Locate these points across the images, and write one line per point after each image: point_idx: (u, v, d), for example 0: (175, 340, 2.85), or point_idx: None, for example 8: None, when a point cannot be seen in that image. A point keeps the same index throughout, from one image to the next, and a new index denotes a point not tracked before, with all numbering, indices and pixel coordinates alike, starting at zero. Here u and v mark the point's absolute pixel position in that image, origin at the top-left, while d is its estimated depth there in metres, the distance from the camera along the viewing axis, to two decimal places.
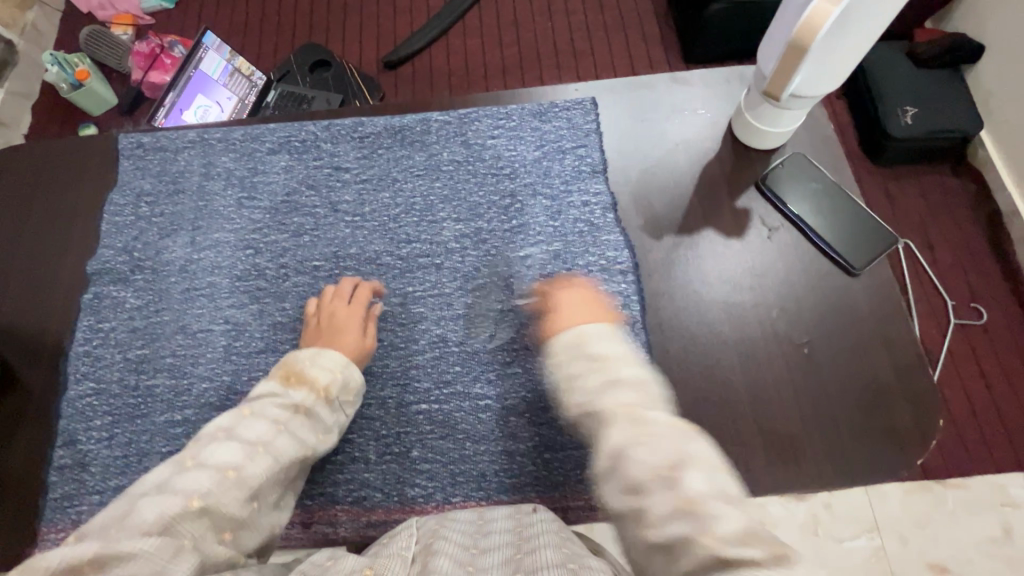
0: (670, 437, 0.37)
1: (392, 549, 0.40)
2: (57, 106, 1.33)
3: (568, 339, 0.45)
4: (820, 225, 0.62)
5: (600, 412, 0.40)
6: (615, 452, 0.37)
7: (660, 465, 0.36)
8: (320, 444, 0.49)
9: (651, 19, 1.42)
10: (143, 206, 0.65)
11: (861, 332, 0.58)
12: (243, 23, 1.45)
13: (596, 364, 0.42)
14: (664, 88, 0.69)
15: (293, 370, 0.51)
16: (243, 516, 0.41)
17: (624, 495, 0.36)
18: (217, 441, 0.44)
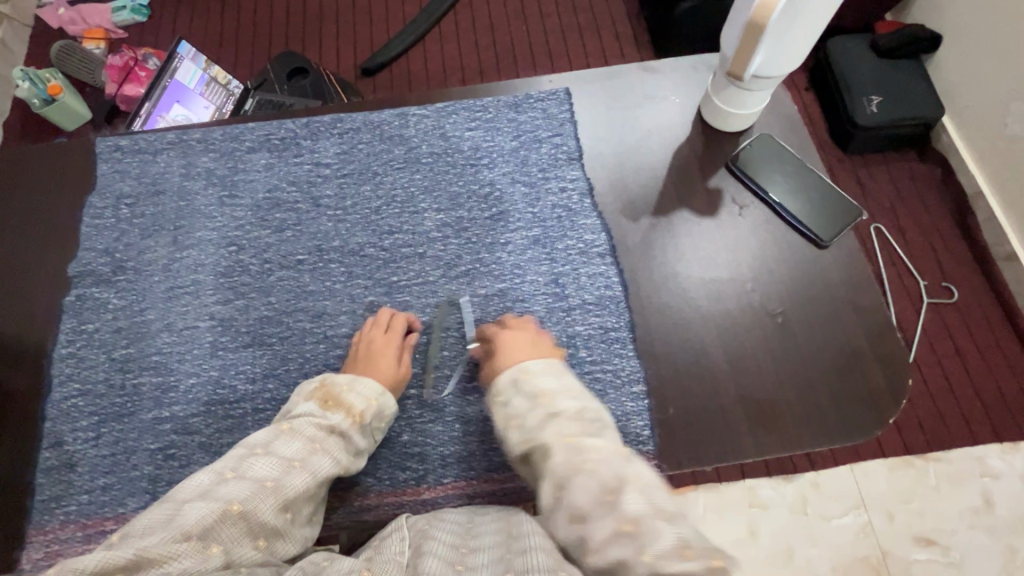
0: (609, 465, 0.41)
1: (385, 554, 0.41)
2: (30, 122, 1.32)
3: (505, 381, 0.48)
4: (791, 202, 0.64)
5: (531, 445, 0.45)
6: (556, 480, 0.42)
7: (602, 493, 0.40)
8: (351, 467, 0.49)
9: (623, 19, 1.46)
10: (124, 209, 0.66)
11: (832, 301, 0.60)
12: (218, 35, 1.46)
13: (535, 403, 0.46)
14: (635, 77, 0.72)
15: (331, 393, 0.50)
16: (277, 526, 0.41)
17: (567, 519, 0.40)
18: (257, 453, 0.44)
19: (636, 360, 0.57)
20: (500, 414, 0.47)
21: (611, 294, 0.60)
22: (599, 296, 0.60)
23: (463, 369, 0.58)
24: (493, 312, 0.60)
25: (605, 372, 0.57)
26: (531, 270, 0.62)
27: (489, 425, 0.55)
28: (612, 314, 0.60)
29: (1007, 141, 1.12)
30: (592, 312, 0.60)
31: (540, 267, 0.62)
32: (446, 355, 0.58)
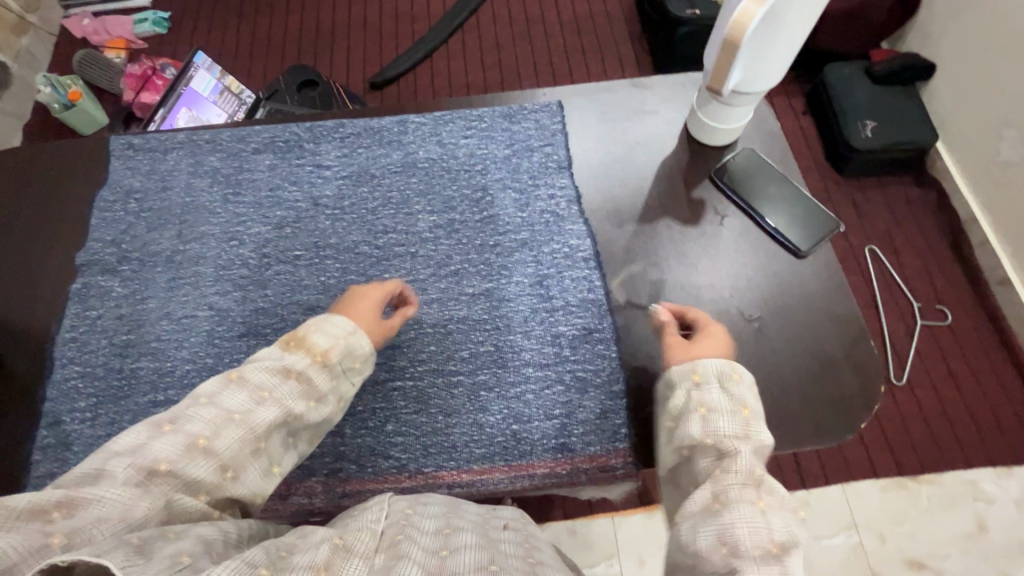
0: (779, 516, 0.41)
1: (361, 522, 0.42)
2: (49, 126, 1.37)
3: (710, 368, 0.49)
4: (775, 215, 0.67)
5: (706, 444, 0.46)
6: (720, 496, 0.43)
7: (771, 541, 0.40)
8: (314, 411, 0.47)
9: (625, 42, 1.51)
10: (132, 203, 0.69)
11: (809, 309, 0.62)
12: (234, 48, 1.52)
13: (732, 408, 0.47)
14: (625, 92, 0.75)
15: (294, 336, 0.48)
16: (215, 485, 0.41)
17: (716, 537, 0.40)
18: (199, 403, 0.43)
19: (617, 360, 0.59)
20: (689, 392, 0.49)
21: (594, 297, 0.62)
22: (582, 298, 0.62)
23: (448, 364, 0.60)
24: (480, 310, 0.62)
25: (586, 371, 0.59)
26: (518, 271, 0.64)
27: (470, 418, 0.57)
28: (596, 315, 0.61)
29: (1000, 167, 1.14)
30: (576, 313, 0.62)
31: (527, 268, 0.64)
32: (433, 350, 0.60)
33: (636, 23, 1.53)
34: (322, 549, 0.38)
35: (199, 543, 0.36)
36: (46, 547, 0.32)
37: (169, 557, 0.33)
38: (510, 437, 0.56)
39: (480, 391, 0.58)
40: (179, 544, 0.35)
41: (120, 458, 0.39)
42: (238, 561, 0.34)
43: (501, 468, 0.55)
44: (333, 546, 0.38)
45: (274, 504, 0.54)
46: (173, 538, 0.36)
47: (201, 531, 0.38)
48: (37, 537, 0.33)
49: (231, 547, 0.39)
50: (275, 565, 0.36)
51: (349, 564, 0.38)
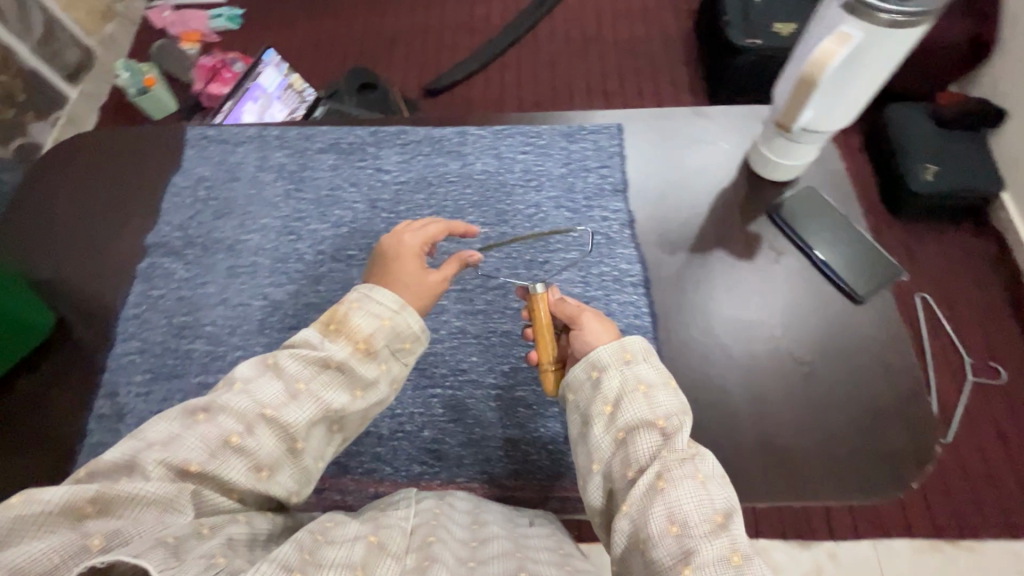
0: (718, 486, 0.43)
1: (391, 518, 0.43)
2: (123, 109, 1.45)
3: (639, 346, 0.50)
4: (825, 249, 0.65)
5: (645, 421, 0.46)
6: (664, 474, 0.43)
7: (715, 512, 0.41)
8: (358, 401, 0.45)
9: (681, 67, 1.50)
10: (201, 191, 0.72)
11: (861, 357, 0.60)
12: (299, 47, 1.58)
13: (663, 382, 0.49)
14: (686, 119, 0.74)
15: (335, 316, 0.47)
16: (248, 486, 0.40)
17: (665, 515, 0.41)
18: (233, 391, 0.42)
19: None
20: (623, 372, 0.49)
21: (640, 323, 0.62)
22: (627, 324, 0.62)
23: (489, 376, 0.60)
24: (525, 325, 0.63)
25: None
26: (564, 290, 0.64)
27: (506, 433, 0.57)
28: None
29: None
30: None
31: (573, 288, 0.64)
32: (474, 360, 0.61)
33: (694, 48, 1.52)
34: (359, 546, 0.38)
35: (227, 542, 0.38)
36: (86, 549, 0.33)
37: (203, 559, 0.35)
38: (545, 456, 0.56)
39: (518, 407, 0.59)
40: (210, 544, 0.37)
41: (150, 450, 0.38)
42: (272, 565, 0.34)
43: (532, 488, 0.55)
44: (368, 544, 0.39)
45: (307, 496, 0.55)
46: (206, 535, 0.37)
47: (231, 529, 0.39)
48: (75, 539, 0.34)
49: (259, 546, 0.40)
50: (315, 554, 0.37)
51: (383, 562, 0.38)
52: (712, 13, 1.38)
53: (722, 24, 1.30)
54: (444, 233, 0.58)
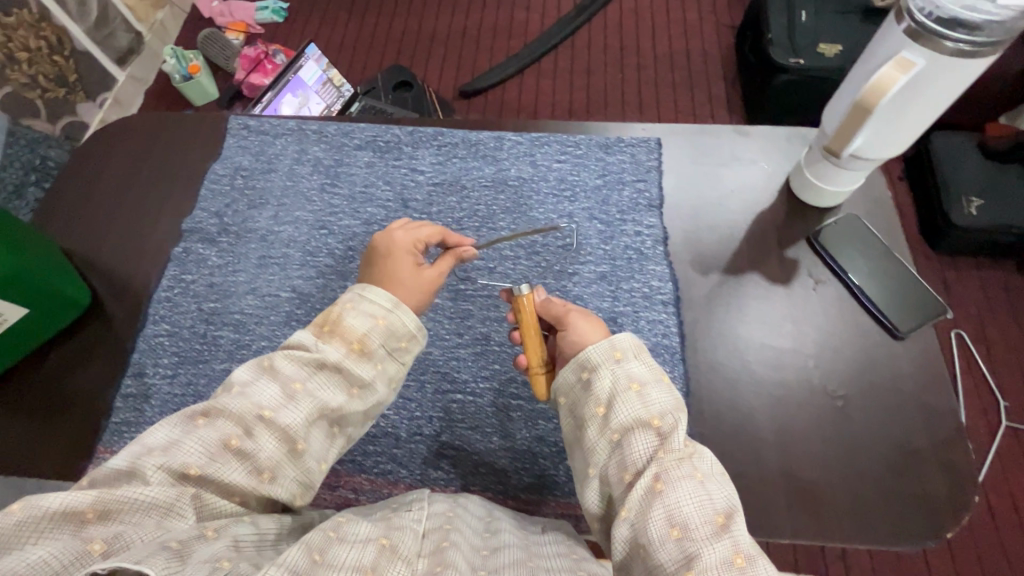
0: (718, 485, 0.42)
1: (403, 520, 0.42)
2: (167, 94, 1.48)
3: (628, 343, 0.48)
4: (859, 271, 0.63)
5: (639, 421, 0.45)
6: (661, 475, 0.42)
7: (716, 513, 0.40)
8: (354, 401, 0.46)
9: (719, 83, 1.48)
10: (239, 179, 0.73)
11: (898, 395, 0.57)
12: (339, 42, 1.60)
13: (655, 379, 0.47)
14: (727, 137, 0.73)
15: (329, 319, 0.47)
16: (250, 487, 0.40)
17: (665, 519, 0.40)
18: (231, 394, 0.42)
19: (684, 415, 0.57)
20: (614, 373, 0.47)
21: (668, 343, 0.60)
22: (654, 342, 0.61)
23: (510, 386, 0.60)
24: None
25: None
26: (592, 304, 0.63)
27: (524, 445, 0.57)
28: (667, 363, 0.59)
29: None
30: None
31: (602, 302, 0.63)
32: (496, 368, 0.60)
33: (734, 64, 1.50)
34: (370, 549, 0.37)
35: (233, 545, 0.37)
36: (86, 554, 0.33)
37: (207, 564, 0.34)
38: (562, 471, 0.55)
39: (538, 419, 0.58)
40: (214, 547, 0.35)
41: (151, 455, 0.38)
42: (281, 569, 0.33)
43: (549, 503, 0.54)
44: (379, 547, 0.38)
45: (322, 492, 0.55)
46: (211, 538, 0.36)
47: (237, 533, 0.38)
48: (76, 544, 0.33)
49: (268, 547, 0.39)
50: (327, 553, 0.36)
51: (393, 567, 0.37)
52: (755, 30, 1.35)
53: (765, 42, 1.28)
54: (438, 234, 0.58)
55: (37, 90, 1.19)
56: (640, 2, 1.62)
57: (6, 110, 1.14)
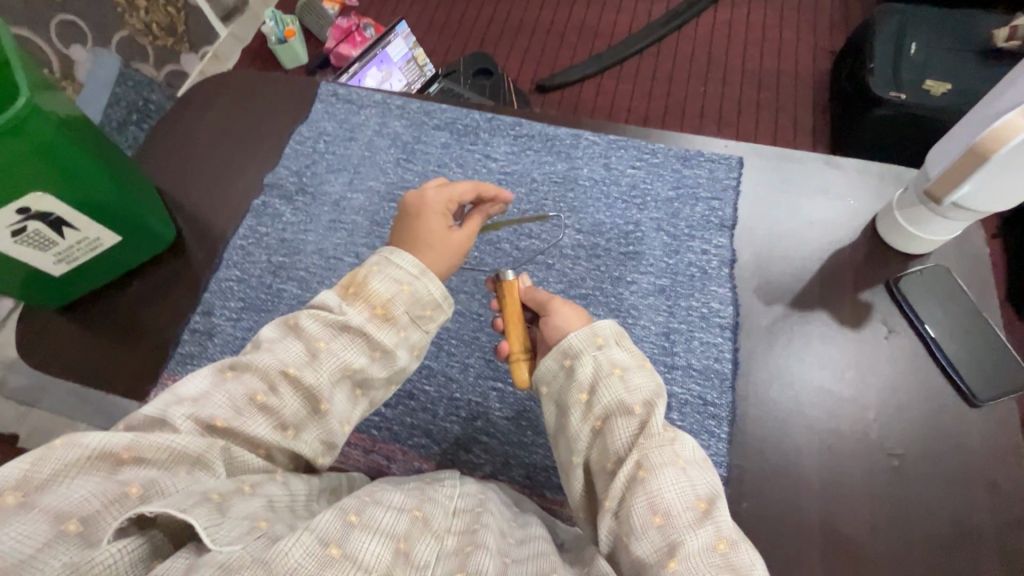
0: (699, 470, 0.42)
1: (437, 495, 0.43)
2: (261, 54, 1.55)
3: (610, 330, 0.47)
4: (935, 320, 0.59)
5: (621, 406, 0.44)
6: (646, 463, 0.41)
7: (698, 497, 0.40)
8: (376, 363, 0.45)
9: (807, 108, 1.41)
10: (321, 143, 0.76)
11: (962, 465, 0.53)
12: (428, 23, 1.63)
13: (637, 364, 0.46)
14: (815, 165, 0.69)
15: (354, 280, 0.46)
16: (275, 441, 0.41)
17: (647, 505, 0.40)
18: (259, 351, 0.43)
19: (724, 444, 0.55)
20: (596, 358, 0.46)
21: (719, 368, 0.59)
22: (705, 365, 0.59)
23: None
24: None
25: None
26: (646, 316, 0.62)
27: None
28: (715, 388, 0.58)
29: None
30: (694, 379, 0.59)
31: (656, 316, 0.62)
32: None
33: (826, 91, 1.43)
34: (404, 518, 0.38)
35: (267, 505, 0.38)
36: (124, 497, 0.33)
37: (245, 521, 0.35)
38: None
39: None
40: (253, 505, 0.37)
41: (179, 405, 0.39)
42: (312, 536, 0.33)
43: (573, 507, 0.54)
44: (413, 518, 0.39)
45: (356, 454, 0.57)
46: (247, 495, 0.37)
47: (272, 493, 0.39)
48: (111, 487, 0.33)
49: (302, 508, 0.41)
50: (363, 514, 0.37)
51: (423, 541, 0.38)
52: (856, 57, 1.28)
53: (864, 71, 1.21)
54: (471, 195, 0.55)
55: (149, 37, 1.28)
56: (735, 15, 1.56)
57: (121, 52, 1.23)
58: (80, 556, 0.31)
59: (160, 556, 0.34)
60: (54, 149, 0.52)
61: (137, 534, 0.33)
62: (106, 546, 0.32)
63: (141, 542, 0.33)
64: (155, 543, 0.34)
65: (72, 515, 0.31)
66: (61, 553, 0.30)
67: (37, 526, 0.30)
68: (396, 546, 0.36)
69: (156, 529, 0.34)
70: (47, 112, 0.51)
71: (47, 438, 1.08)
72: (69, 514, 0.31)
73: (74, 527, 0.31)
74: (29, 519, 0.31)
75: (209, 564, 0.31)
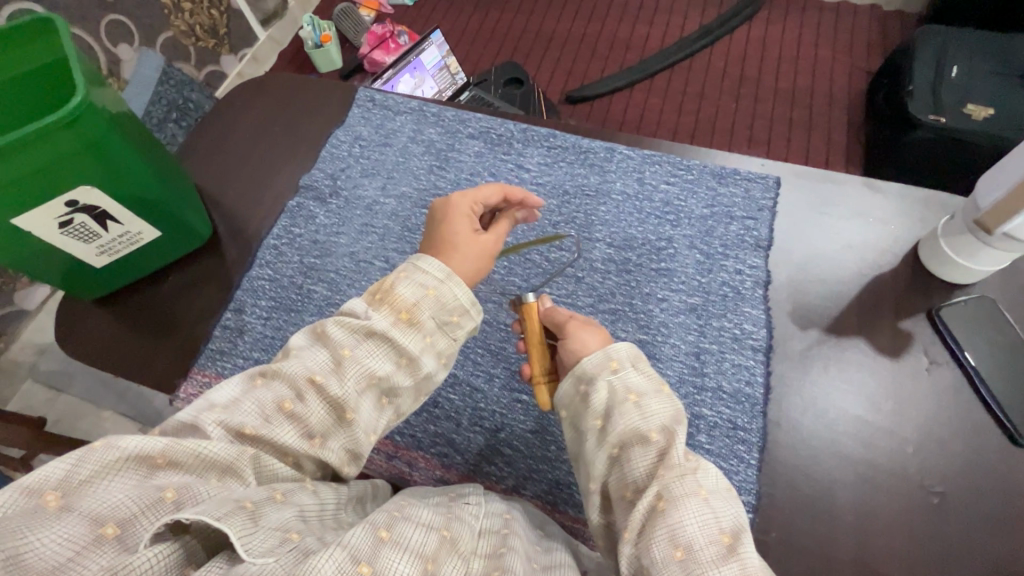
0: (723, 502, 0.40)
1: (463, 515, 0.43)
2: (298, 57, 1.59)
3: (626, 353, 0.47)
4: (979, 353, 0.57)
5: (641, 433, 0.43)
6: (666, 494, 0.40)
7: (722, 529, 0.39)
8: (402, 371, 0.45)
9: (842, 128, 1.38)
10: (356, 147, 0.77)
11: (1007, 507, 0.51)
12: (460, 32, 1.65)
13: (654, 391, 0.46)
14: (855, 189, 0.68)
15: (382, 287, 0.46)
16: (303, 450, 0.41)
17: (668, 539, 0.38)
18: (287, 358, 0.43)
19: (754, 471, 0.54)
20: (611, 383, 0.46)
21: (751, 392, 0.57)
22: (736, 388, 0.58)
23: None
24: None
25: (717, 467, 0.54)
26: (676, 335, 0.61)
27: None
28: (745, 412, 0.56)
29: None
30: (725, 402, 0.57)
31: (687, 335, 0.61)
32: None
33: (862, 112, 1.40)
34: (432, 537, 0.38)
35: (299, 514, 0.38)
36: (160, 501, 0.34)
37: (277, 532, 0.35)
38: None
39: None
40: (284, 514, 0.37)
41: (211, 412, 0.39)
42: (343, 551, 0.33)
43: None
44: (441, 537, 0.39)
45: (379, 459, 0.57)
46: (279, 503, 0.38)
47: (302, 502, 0.39)
48: (148, 492, 0.34)
49: (329, 517, 0.41)
50: (393, 531, 0.37)
51: (450, 560, 0.38)
52: (894, 78, 1.26)
53: (903, 93, 1.18)
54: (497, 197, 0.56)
55: (192, 38, 1.31)
56: (770, 32, 1.55)
57: (165, 52, 1.27)
58: (117, 560, 0.31)
59: (194, 564, 0.34)
60: (104, 145, 0.54)
61: (171, 540, 0.33)
62: (143, 551, 0.32)
63: (176, 547, 0.33)
64: (189, 549, 0.34)
65: (110, 519, 0.32)
66: (100, 556, 0.31)
67: (76, 529, 0.31)
68: (424, 567, 0.36)
69: (190, 535, 0.34)
70: (100, 109, 0.53)
71: (73, 424, 1.11)
72: (106, 518, 0.32)
73: (112, 531, 0.32)
74: (68, 522, 0.31)
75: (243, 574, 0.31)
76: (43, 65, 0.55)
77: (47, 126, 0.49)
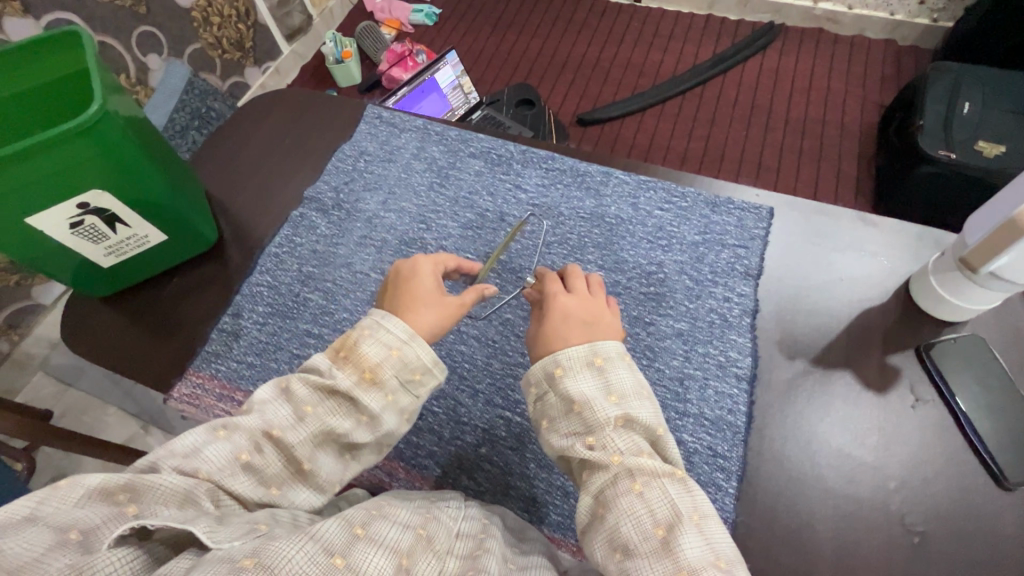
0: (659, 492, 0.41)
1: (441, 518, 0.44)
2: (318, 72, 1.64)
3: (539, 375, 0.48)
4: (968, 394, 0.56)
5: (608, 442, 0.43)
6: (603, 499, 0.42)
7: (655, 523, 0.40)
8: (362, 429, 0.44)
9: (851, 160, 1.39)
10: (361, 162, 0.79)
11: (990, 548, 0.50)
12: (478, 53, 1.69)
13: (564, 411, 0.46)
14: (847, 223, 0.68)
15: (346, 343, 0.46)
16: (259, 498, 0.42)
17: (607, 545, 0.41)
18: (250, 411, 0.44)
19: (731, 499, 0.53)
20: (556, 391, 0.46)
21: (732, 420, 0.57)
22: (717, 416, 0.58)
23: None
24: None
25: None
26: (662, 358, 0.61)
27: (559, 480, 0.56)
28: (725, 440, 0.56)
29: None
30: (705, 429, 0.57)
31: (672, 360, 0.61)
32: None
33: (873, 144, 1.40)
34: (408, 534, 0.39)
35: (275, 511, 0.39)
36: (121, 514, 0.35)
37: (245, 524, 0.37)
38: None
39: None
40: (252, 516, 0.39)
41: (171, 459, 0.40)
42: (316, 545, 0.34)
43: (568, 544, 0.54)
44: (417, 536, 0.40)
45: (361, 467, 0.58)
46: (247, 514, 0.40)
47: None
48: (111, 507, 0.36)
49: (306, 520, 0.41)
50: (369, 528, 0.38)
51: (426, 558, 0.39)
52: (906, 112, 1.26)
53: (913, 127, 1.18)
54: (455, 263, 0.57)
55: (218, 50, 1.36)
56: (782, 63, 1.56)
57: (192, 63, 1.32)
58: (80, 560, 0.32)
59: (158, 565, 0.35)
60: (118, 149, 0.56)
61: (137, 544, 0.34)
62: (106, 552, 0.33)
63: (140, 552, 0.34)
64: (154, 553, 0.35)
65: (73, 526, 0.34)
66: (63, 557, 0.32)
67: (40, 537, 0.33)
68: (399, 562, 0.37)
69: (154, 541, 0.35)
70: (119, 115, 0.55)
71: (79, 417, 1.14)
72: (69, 526, 0.34)
73: (76, 536, 0.33)
74: (33, 531, 0.33)
75: (211, 559, 0.32)
76: (71, 70, 0.59)
77: (66, 132, 0.51)
